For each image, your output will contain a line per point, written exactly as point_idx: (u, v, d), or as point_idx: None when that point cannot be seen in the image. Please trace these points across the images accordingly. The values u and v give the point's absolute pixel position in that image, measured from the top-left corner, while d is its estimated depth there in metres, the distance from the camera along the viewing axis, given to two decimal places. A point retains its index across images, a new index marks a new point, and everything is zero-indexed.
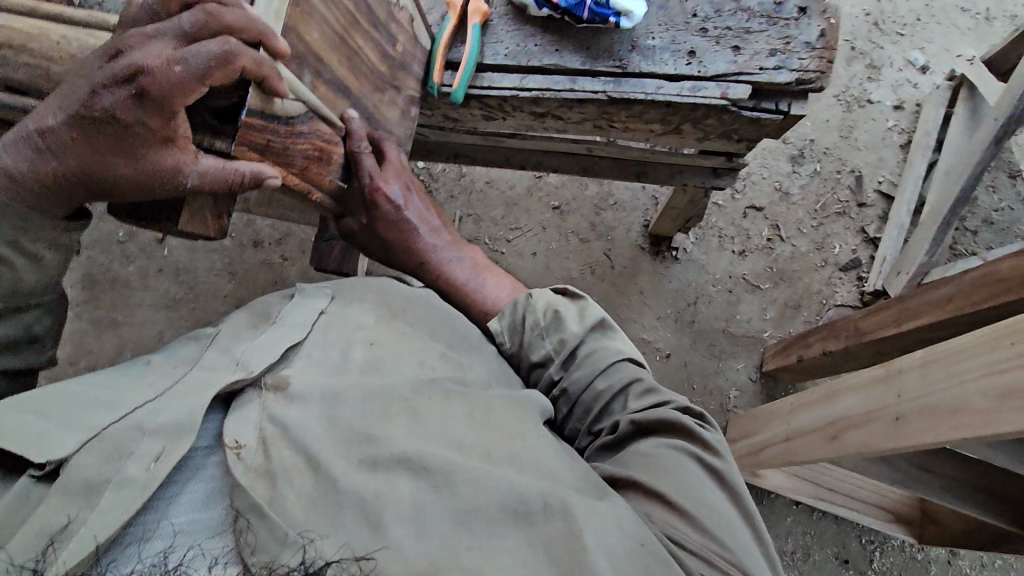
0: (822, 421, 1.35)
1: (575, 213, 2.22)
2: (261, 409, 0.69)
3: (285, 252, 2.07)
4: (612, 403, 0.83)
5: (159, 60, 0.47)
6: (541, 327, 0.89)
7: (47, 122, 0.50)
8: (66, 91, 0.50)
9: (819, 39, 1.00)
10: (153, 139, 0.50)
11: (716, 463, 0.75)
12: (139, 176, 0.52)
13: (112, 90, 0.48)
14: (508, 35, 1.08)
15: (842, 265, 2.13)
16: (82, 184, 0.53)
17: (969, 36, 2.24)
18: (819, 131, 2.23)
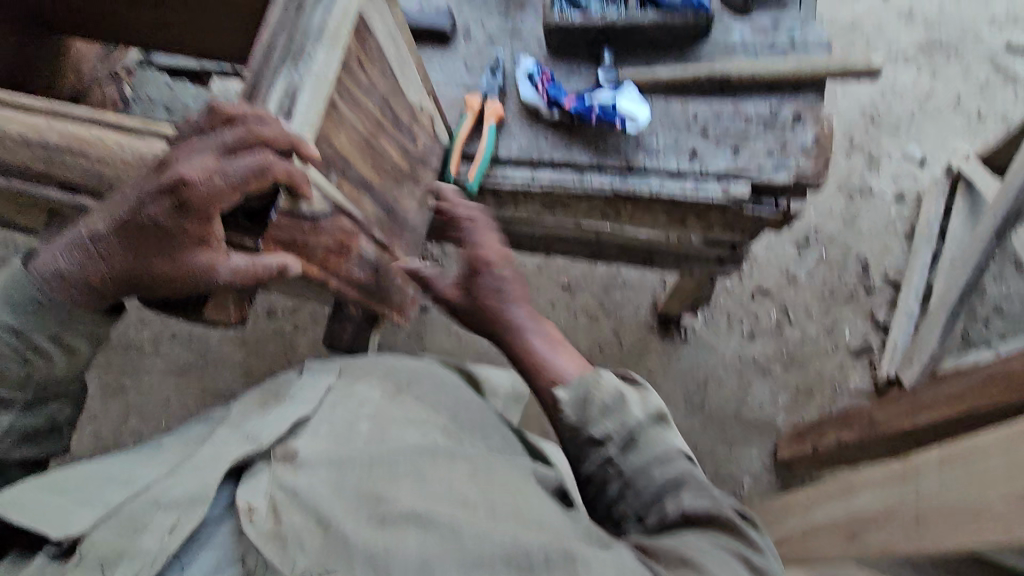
0: (840, 518, 1.30)
1: (584, 291, 2.26)
2: (273, 481, 0.76)
3: (296, 321, 2.10)
4: (667, 490, 0.81)
5: (202, 174, 0.53)
6: (608, 410, 0.87)
7: (98, 229, 0.56)
8: (115, 200, 0.56)
9: (814, 143, 1.07)
10: (190, 241, 0.55)
11: (757, 561, 0.74)
12: (174, 276, 0.56)
13: (156, 201, 0.53)
14: (521, 133, 1.16)
15: (853, 351, 2.12)
16: (129, 280, 0.58)
17: (963, 133, 2.34)
18: (823, 218, 2.29)
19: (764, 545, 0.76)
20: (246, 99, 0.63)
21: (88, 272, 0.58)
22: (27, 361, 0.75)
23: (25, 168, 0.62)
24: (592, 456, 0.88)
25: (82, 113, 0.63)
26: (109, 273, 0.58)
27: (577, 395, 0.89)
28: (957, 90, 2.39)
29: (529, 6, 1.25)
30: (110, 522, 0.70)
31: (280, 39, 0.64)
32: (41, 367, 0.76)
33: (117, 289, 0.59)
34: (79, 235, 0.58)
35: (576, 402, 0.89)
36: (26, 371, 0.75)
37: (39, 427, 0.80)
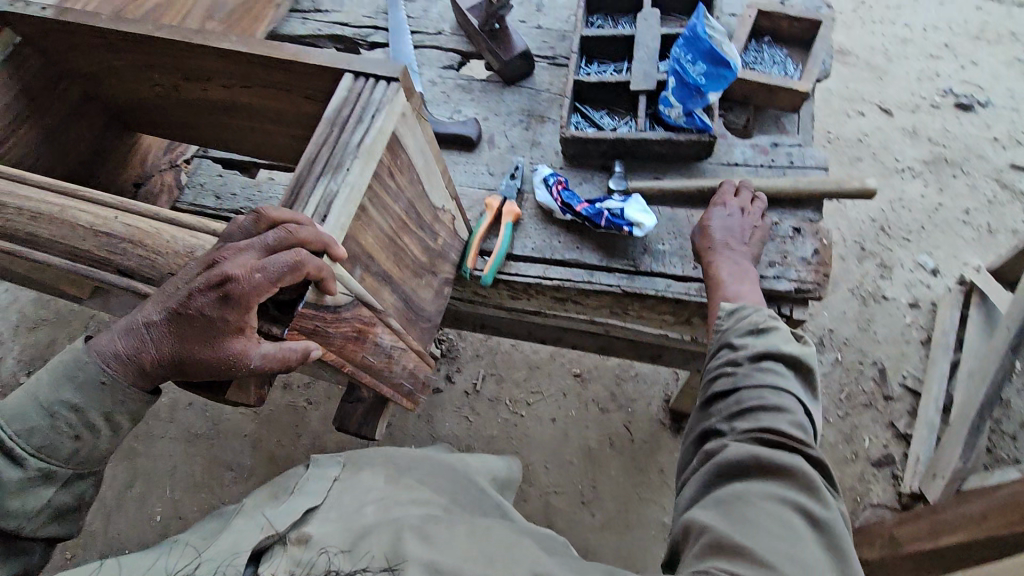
0: None
1: (596, 382, 2.26)
2: (285, 557, 0.82)
3: (310, 396, 2.14)
4: (758, 410, 0.84)
5: (246, 270, 0.60)
6: (765, 324, 0.93)
7: (150, 317, 0.62)
8: (166, 292, 0.62)
9: (814, 255, 1.12)
10: (228, 330, 0.60)
11: (823, 517, 0.74)
12: (210, 361, 0.61)
13: (205, 294, 0.59)
14: (536, 233, 1.24)
15: (874, 461, 2.05)
16: (170, 364, 0.62)
17: (973, 246, 2.39)
18: (837, 322, 2.29)
19: (832, 508, 0.76)
20: (289, 204, 0.72)
21: (134, 355, 0.63)
22: (81, 437, 0.67)
23: (93, 255, 0.70)
24: (724, 355, 0.93)
25: (147, 210, 0.73)
26: (151, 358, 0.63)
27: (736, 308, 0.97)
28: (964, 204, 2.46)
29: (550, 119, 1.38)
30: None
31: (322, 153, 0.74)
32: (91, 445, 0.68)
33: (156, 373, 0.63)
34: (131, 322, 0.63)
35: (734, 315, 0.96)
36: (76, 447, 0.67)
37: (69, 505, 0.70)
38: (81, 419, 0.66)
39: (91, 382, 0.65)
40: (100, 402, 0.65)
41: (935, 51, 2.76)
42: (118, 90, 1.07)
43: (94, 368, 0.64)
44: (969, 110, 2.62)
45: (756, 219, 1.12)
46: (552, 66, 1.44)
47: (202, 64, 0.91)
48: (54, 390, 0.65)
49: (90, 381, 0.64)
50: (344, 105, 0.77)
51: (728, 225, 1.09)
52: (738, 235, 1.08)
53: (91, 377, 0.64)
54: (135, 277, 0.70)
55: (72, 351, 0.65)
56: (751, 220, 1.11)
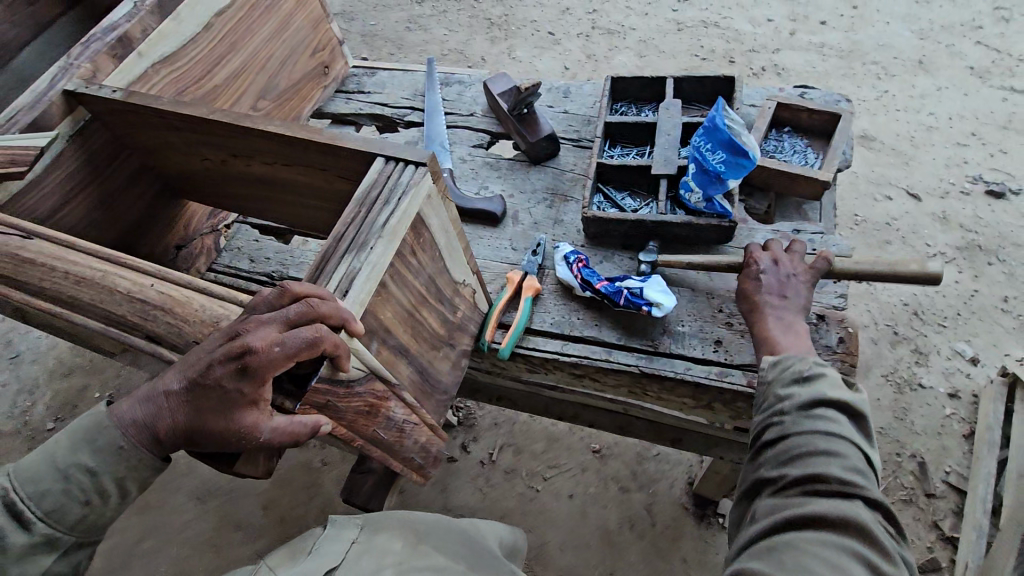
0: None
1: (616, 458, 2.19)
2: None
3: (324, 458, 2.12)
4: (807, 458, 0.80)
5: (265, 343, 0.59)
6: (810, 373, 0.89)
7: (169, 385, 0.62)
8: (186, 361, 0.63)
9: (839, 343, 1.10)
10: (241, 402, 0.59)
11: (884, 567, 0.71)
12: (220, 433, 0.59)
13: (222, 365, 0.59)
14: (555, 308, 1.26)
15: (918, 565, 1.89)
16: (180, 434, 0.62)
17: (1015, 334, 2.30)
18: (871, 409, 2.20)
19: (898, 560, 0.72)
20: (314, 278, 0.75)
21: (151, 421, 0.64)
22: (90, 503, 0.67)
23: (124, 319, 0.74)
24: (768, 405, 0.89)
25: (180, 279, 0.76)
26: (165, 425, 0.63)
27: (777, 359, 0.95)
28: (1003, 292, 2.39)
29: (573, 198, 1.42)
30: None
31: (350, 231, 0.77)
32: (97, 512, 0.67)
33: (168, 442, 0.63)
34: (153, 388, 0.64)
35: (778, 366, 0.93)
36: (83, 512, 0.66)
37: None
38: (92, 484, 0.66)
39: (109, 446, 0.66)
40: (113, 467, 0.66)
41: (961, 139, 2.79)
42: (171, 162, 1.16)
43: (116, 433, 0.67)
44: (1001, 197, 2.60)
45: (800, 268, 1.10)
46: (577, 148, 1.50)
47: (247, 143, 0.98)
48: (72, 453, 0.66)
49: (108, 445, 0.66)
50: (373, 187, 0.82)
51: (770, 279, 1.09)
52: (776, 288, 1.08)
53: (111, 442, 0.66)
54: (160, 343, 0.73)
55: (94, 415, 0.67)
56: (795, 266, 1.10)
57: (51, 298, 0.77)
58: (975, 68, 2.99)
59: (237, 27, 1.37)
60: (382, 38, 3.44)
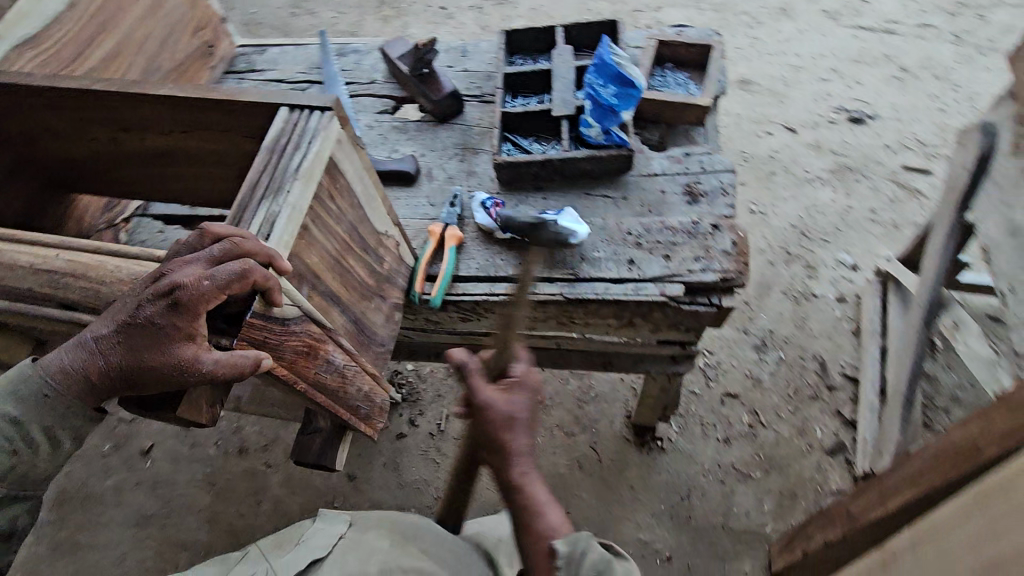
0: None
1: (558, 406, 2.37)
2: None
3: (269, 459, 2.14)
4: None
5: (195, 277, 0.61)
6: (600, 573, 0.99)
7: (95, 334, 0.62)
8: (113, 309, 0.63)
9: (733, 247, 1.22)
10: (176, 334, 0.60)
11: None
12: (157, 368, 0.60)
13: (151, 303, 0.60)
14: (479, 253, 1.30)
15: (828, 449, 2.20)
16: (114, 376, 0.62)
17: (884, 239, 2.62)
18: (776, 322, 2.48)
19: None
20: (232, 224, 0.75)
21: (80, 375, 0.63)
22: (18, 453, 0.69)
23: (31, 292, 0.71)
24: None
25: (88, 245, 0.73)
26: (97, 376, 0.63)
27: (570, 551, 1.01)
28: (870, 205, 2.71)
29: (482, 150, 1.47)
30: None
31: (263, 178, 0.78)
32: (26, 462, 0.70)
33: (99, 389, 0.63)
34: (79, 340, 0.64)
35: (574, 567, 1.00)
36: (10, 463, 0.69)
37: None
38: (19, 433, 0.68)
39: (28, 395, 0.68)
40: (40, 418, 0.68)
41: (824, 75, 3.10)
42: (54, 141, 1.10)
43: (37, 383, 0.67)
44: (860, 123, 2.93)
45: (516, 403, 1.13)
46: (481, 103, 1.55)
47: (136, 114, 0.95)
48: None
49: (28, 393, 0.68)
50: (281, 134, 0.82)
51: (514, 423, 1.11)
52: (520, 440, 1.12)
53: (32, 391, 0.67)
54: (77, 309, 0.70)
55: (18, 367, 0.67)
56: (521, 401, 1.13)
57: None
58: (828, 11, 3.32)
59: (104, 7, 1.30)
60: (267, 26, 3.30)
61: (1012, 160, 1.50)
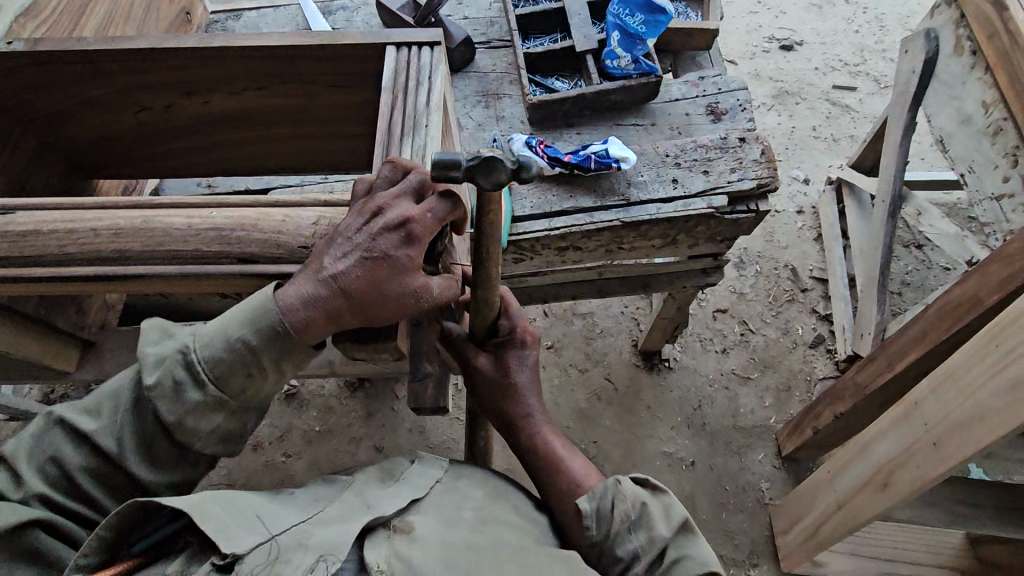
0: (882, 463, 1.54)
1: (568, 347, 2.48)
2: (390, 546, 0.88)
3: (287, 448, 2.30)
4: None
5: (420, 212, 0.68)
6: (634, 519, 0.92)
7: (334, 269, 0.68)
8: (343, 246, 0.69)
9: (762, 155, 1.35)
10: (412, 266, 0.68)
11: None
12: (400, 295, 0.68)
13: (387, 235, 0.67)
14: (530, 193, 1.34)
15: (811, 343, 2.46)
16: (358, 307, 0.69)
17: (828, 152, 2.89)
18: (748, 240, 2.70)
19: None
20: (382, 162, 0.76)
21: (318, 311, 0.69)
22: (254, 376, 0.73)
23: (201, 255, 0.73)
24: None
25: (241, 202, 0.76)
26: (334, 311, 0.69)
27: (596, 506, 0.95)
28: (811, 123, 2.97)
29: (505, 95, 1.48)
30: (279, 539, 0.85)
31: (398, 117, 0.80)
32: (257, 383, 0.74)
33: (343, 321, 0.70)
34: (309, 281, 0.69)
35: (599, 522, 0.93)
36: (248, 380, 0.73)
37: (234, 432, 0.77)
38: (254, 356, 0.72)
39: (269, 328, 0.70)
40: (277, 346, 0.71)
41: (752, 8, 3.31)
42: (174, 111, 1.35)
43: (278, 315, 0.70)
44: (791, 49, 3.17)
45: (516, 370, 1.09)
46: (491, 49, 1.55)
47: (201, 75, 0.98)
48: (241, 326, 0.71)
49: (268, 326, 0.70)
50: (397, 74, 0.84)
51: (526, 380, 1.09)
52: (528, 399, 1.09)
53: (272, 322, 0.70)
54: (258, 262, 0.73)
55: (265, 294, 0.70)
56: (522, 365, 1.10)
57: (84, 256, 0.73)
58: None
59: None
60: None
61: (955, 59, 1.72)
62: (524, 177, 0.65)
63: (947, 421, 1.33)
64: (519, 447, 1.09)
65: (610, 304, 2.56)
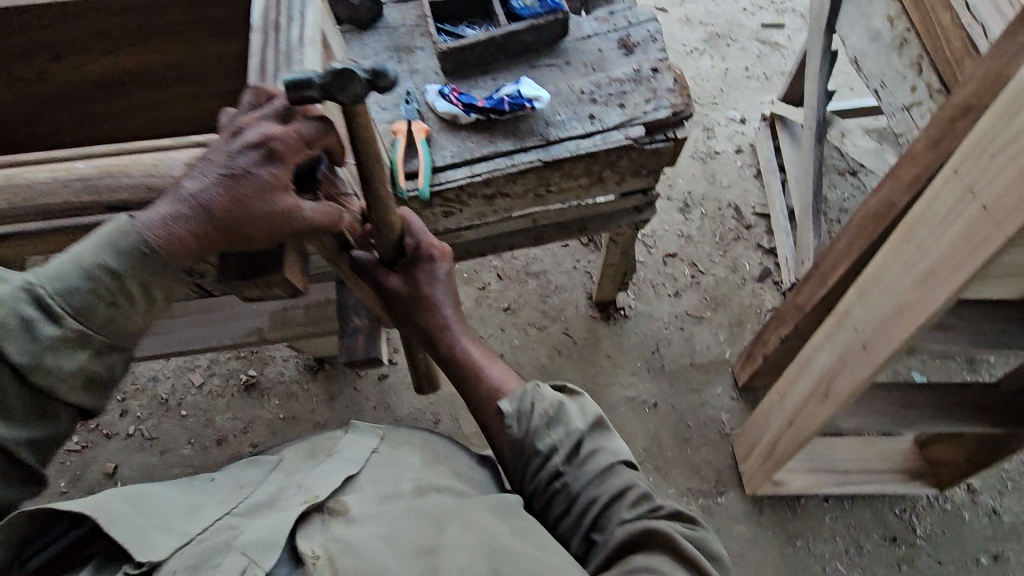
0: (817, 377, 1.62)
1: (525, 307, 2.49)
2: (325, 530, 0.89)
3: (252, 439, 2.28)
4: (608, 502, 0.91)
5: (282, 130, 0.78)
6: (555, 415, 0.98)
7: (198, 189, 0.79)
8: (208, 168, 0.79)
9: (674, 84, 1.36)
10: (279, 184, 0.79)
11: (697, 535, 0.87)
12: (268, 210, 0.78)
13: (250, 155, 0.78)
14: (449, 143, 1.33)
15: (758, 277, 2.53)
16: (227, 225, 0.79)
17: (762, 90, 2.94)
18: (691, 183, 2.74)
19: (693, 519, 0.89)
20: (250, 93, 0.82)
21: (189, 228, 0.79)
22: (117, 305, 0.83)
23: (65, 206, 0.78)
24: (543, 471, 0.96)
25: (103, 151, 0.82)
26: (203, 230, 0.79)
27: (518, 406, 1.00)
28: (744, 63, 3.01)
29: (417, 47, 1.47)
30: (200, 538, 0.86)
31: (269, 54, 0.84)
32: (123, 314, 0.84)
33: (213, 238, 0.80)
34: (177, 203, 0.79)
35: (521, 420, 0.99)
36: (110, 312, 0.83)
37: (100, 376, 0.85)
38: (111, 282, 0.81)
39: (127, 252, 0.80)
40: (143, 269, 0.82)
41: None
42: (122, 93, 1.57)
43: (143, 234, 0.80)
44: None
45: (427, 288, 1.08)
46: (400, 3, 1.52)
47: None
48: (94, 253, 0.80)
49: (126, 251, 0.80)
50: (266, 10, 0.87)
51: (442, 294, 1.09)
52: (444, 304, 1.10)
53: (134, 243, 0.80)
54: (129, 207, 0.81)
55: (118, 220, 0.80)
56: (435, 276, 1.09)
57: None
58: None
59: None
60: None
61: None
62: (379, 85, 0.75)
63: (871, 323, 1.37)
64: (440, 360, 1.11)
65: (562, 261, 2.58)
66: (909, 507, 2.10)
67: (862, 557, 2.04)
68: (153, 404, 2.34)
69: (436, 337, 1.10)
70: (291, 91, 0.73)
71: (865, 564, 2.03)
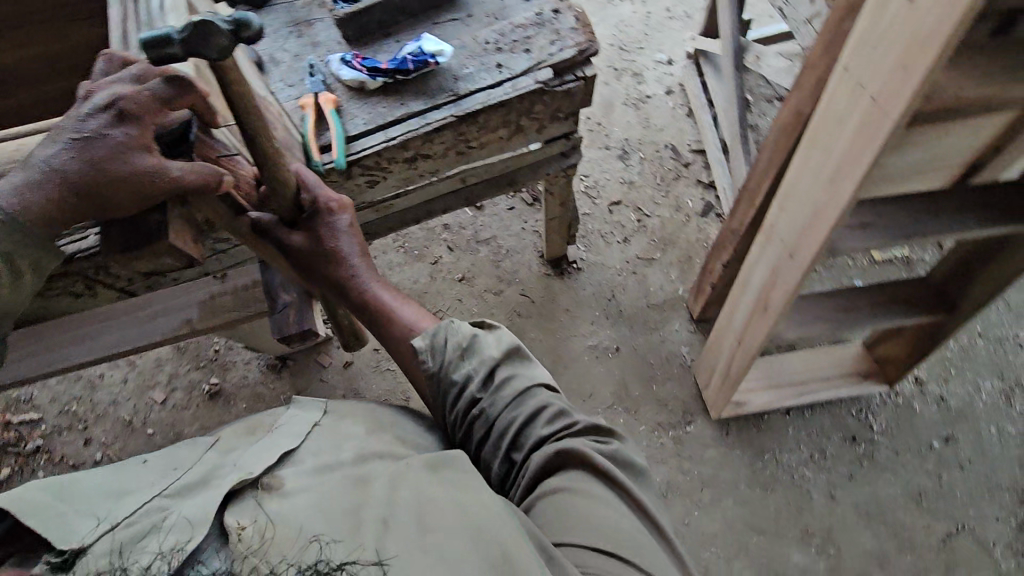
0: (757, 295, 1.68)
1: (480, 275, 2.50)
2: (256, 506, 0.87)
3: None
4: (523, 421, 1.00)
5: (132, 91, 0.84)
6: (467, 345, 1.06)
7: (55, 155, 0.84)
8: (65, 133, 0.85)
9: (576, 23, 1.37)
10: (133, 143, 0.84)
11: (612, 447, 0.99)
12: (127, 168, 0.82)
13: (102, 117, 0.84)
14: (359, 110, 1.31)
15: (701, 212, 2.59)
16: (85, 186, 0.83)
17: (684, 29, 2.96)
18: (627, 131, 2.76)
19: (604, 433, 1.02)
20: (104, 64, 0.91)
21: (47, 194, 0.83)
22: None
23: None
24: (462, 398, 1.03)
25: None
26: (63, 196, 0.84)
27: (430, 341, 1.06)
28: (665, 5, 3.02)
29: (316, 19, 1.44)
30: (130, 521, 0.85)
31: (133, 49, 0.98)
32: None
33: (74, 203, 0.85)
34: (38, 171, 0.84)
35: (433, 352, 1.05)
36: None
37: None
38: None
39: None
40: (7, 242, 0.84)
41: None
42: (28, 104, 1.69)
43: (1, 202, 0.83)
44: None
45: (333, 242, 1.15)
46: None
47: None
48: None
49: None
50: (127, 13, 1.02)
51: (347, 243, 1.16)
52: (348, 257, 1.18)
53: None
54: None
55: None
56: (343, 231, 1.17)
57: None
58: None
59: None
60: None
61: None
62: (243, 34, 0.76)
63: (793, 229, 1.43)
64: (354, 307, 1.20)
65: (511, 224, 2.60)
66: (864, 407, 2.22)
67: (827, 460, 2.14)
68: (117, 427, 2.29)
69: (348, 287, 1.18)
70: (150, 51, 0.75)
71: (831, 467, 2.13)
